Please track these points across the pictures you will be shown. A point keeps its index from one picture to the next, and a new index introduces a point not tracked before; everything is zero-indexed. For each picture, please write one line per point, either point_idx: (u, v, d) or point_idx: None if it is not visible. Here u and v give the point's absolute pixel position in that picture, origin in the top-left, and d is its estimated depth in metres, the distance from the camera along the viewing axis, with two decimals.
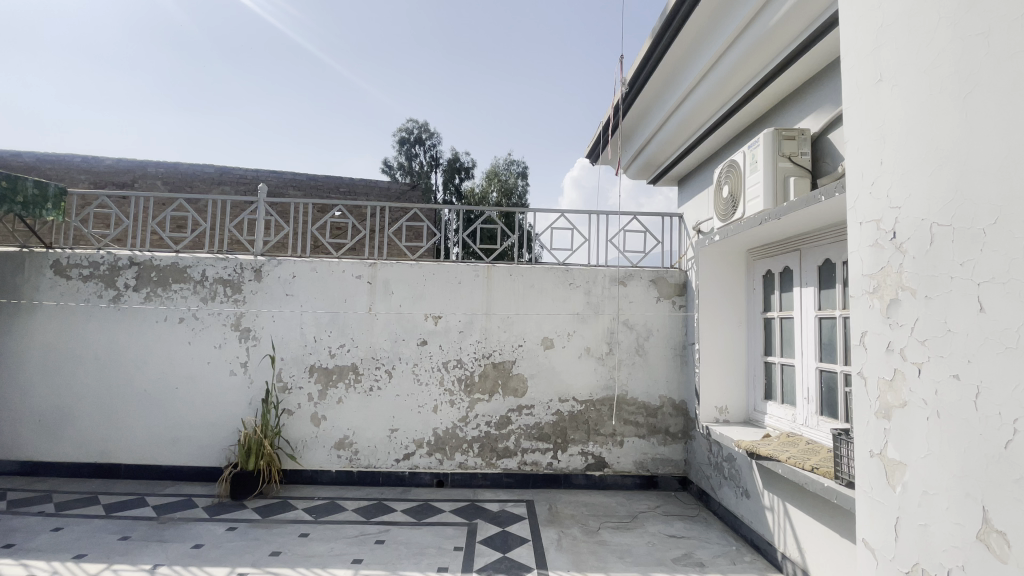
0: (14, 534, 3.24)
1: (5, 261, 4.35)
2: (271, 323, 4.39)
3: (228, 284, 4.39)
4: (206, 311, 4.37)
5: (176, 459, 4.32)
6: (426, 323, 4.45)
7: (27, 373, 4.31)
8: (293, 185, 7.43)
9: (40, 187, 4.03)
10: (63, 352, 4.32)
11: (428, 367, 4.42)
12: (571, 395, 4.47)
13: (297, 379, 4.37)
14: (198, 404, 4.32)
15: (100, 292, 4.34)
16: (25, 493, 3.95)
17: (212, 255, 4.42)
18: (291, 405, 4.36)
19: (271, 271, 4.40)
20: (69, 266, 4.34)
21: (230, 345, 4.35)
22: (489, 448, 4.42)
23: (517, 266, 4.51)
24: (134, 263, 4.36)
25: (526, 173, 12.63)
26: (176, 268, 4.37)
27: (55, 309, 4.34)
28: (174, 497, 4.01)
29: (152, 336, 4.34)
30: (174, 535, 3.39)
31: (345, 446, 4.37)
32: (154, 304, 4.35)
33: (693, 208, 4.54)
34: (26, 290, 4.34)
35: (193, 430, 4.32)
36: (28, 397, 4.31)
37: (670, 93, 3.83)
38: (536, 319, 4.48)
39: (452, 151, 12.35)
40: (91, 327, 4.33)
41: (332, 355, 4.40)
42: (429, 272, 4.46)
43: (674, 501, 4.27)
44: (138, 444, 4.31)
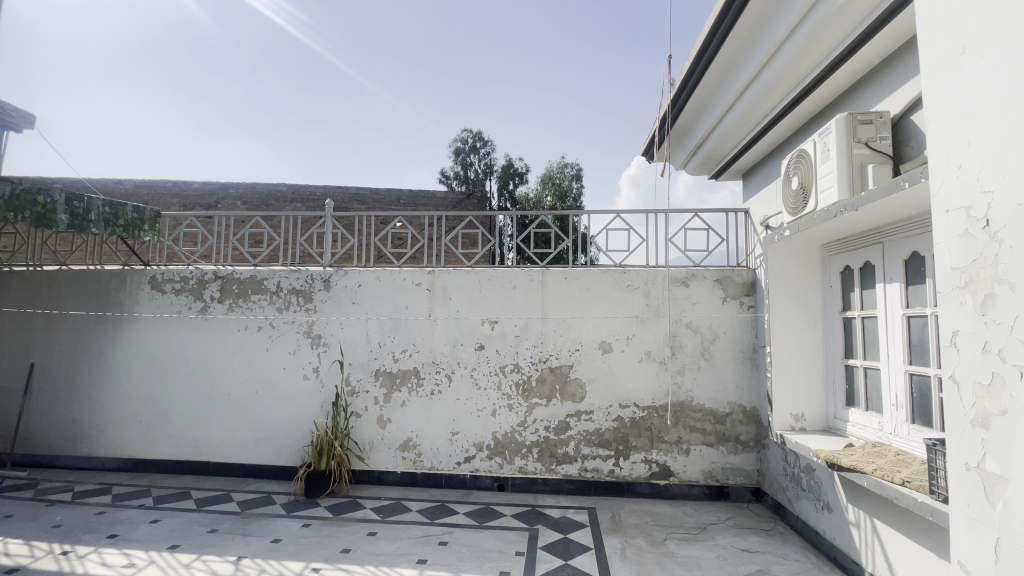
0: (119, 525, 3.62)
1: (110, 278, 4.88)
2: (339, 329, 4.62)
3: (301, 294, 4.68)
4: (282, 320, 4.68)
5: (257, 457, 4.64)
6: (484, 328, 4.50)
7: (130, 377, 4.80)
8: (357, 200, 7.80)
9: (138, 211, 4.49)
10: (159, 358, 4.77)
11: (486, 371, 4.47)
12: (632, 400, 4.35)
13: (364, 383, 4.57)
14: (276, 406, 4.62)
15: (189, 304, 4.77)
16: (129, 487, 4.39)
17: (285, 267, 4.73)
18: (358, 407, 4.56)
19: (339, 281, 4.64)
20: (163, 281, 4.81)
21: (303, 351, 4.63)
22: (549, 453, 4.39)
23: (571, 269, 4.46)
24: (218, 277, 4.75)
25: (581, 175, 12.54)
26: (254, 280, 4.71)
27: (152, 319, 4.81)
28: (255, 493, 4.30)
29: (234, 344, 4.70)
30: (255, 529, 3.64)
31: (409, 448, 4.51)
32: (236, 314, 4.72)
33: (760, 202, 4.29)
34: (128, 303, 4.85)
35: (272, 431, 4.62)
36: (132, 401, 4.80)
37: (729, 85, 3.66)
38: (593, 323, 4.41)
39: (507, 157, 12.46)
40: (182, 336, 4.76)
41: (396, 359, 4.55)
42: (485, 277, 4.52)
43: (747, 513, 4.03)
44: (224, 443, 4.68)
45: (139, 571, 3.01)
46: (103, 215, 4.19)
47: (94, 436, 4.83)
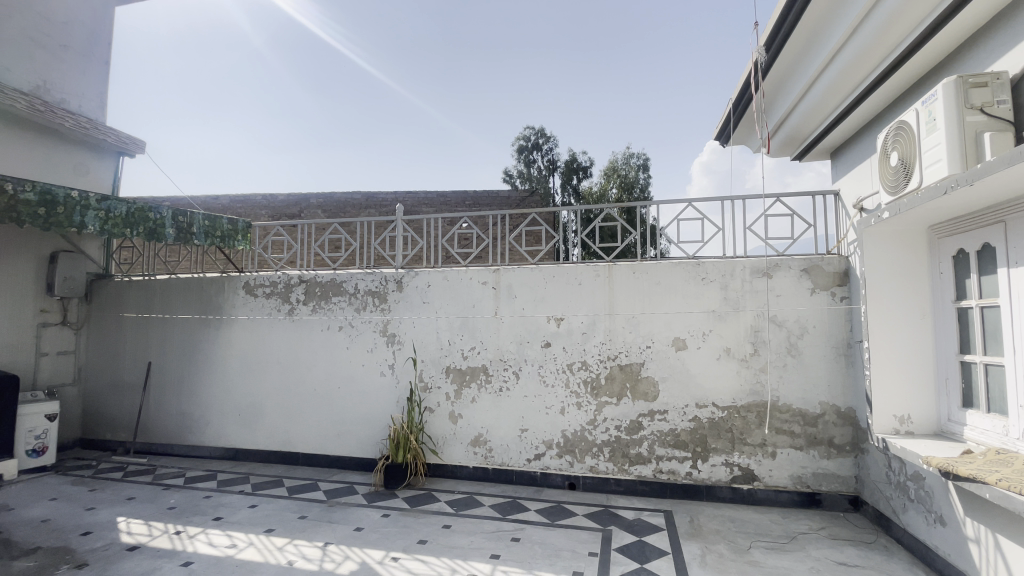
0: (223, 509, 3.99)
1: (211, 285, 5.39)
2: (411, 328, 4.79)
3: (376, 295, 4.89)
4: (359, 319, 4.92)
5: (340, 449, 4.92)
6: (550, 325, 4.46)
7: (230, 374, 5.28)
8: (424, 203, 8.04)
9: (233, 223, 4.90)
10: (254, 356, 5.20)
11: (554, 369, 4.42)
12: (710, 400, 4.11)
13: (435, 380, 4.69)
14: (357, 401, 4.87)
15: (278, 307, 5.15)
16: (230, 474, 4.82)
17: (362, 270, 4.98)
18: (431, 403, 4.69)
19: (410, 281, 4.81)
20: (255, 286, 5.23)
21: (379, 349, 4.84)
22: (621, 453, 4.26)
23: (640, 263, 4.30)
24: (302, 281, 5.09)
25: (648, 165, 12.14)
26: (334, 283, 5.00)
27: (247, 321, 5.25)
28: (339, 483, 4.56)
29: (318, 343, 5.01)
30: (339, 517, 3.86)
31: (480, 443, 4.57)
32: (319, 315, 5.03)
33: (853, 182, 3.89)
34: (226, 307, 5.33)
35: (353, 425, 4.88)
36: (232, 395, 5.27)
37: (812, 57, 3.34)
38: (665, 319, 4.22)
39: (570, 151, 12.30)
40: (273, 335, 5.15)
41: (465, 356, 4.63)
42: (550, 274, 4.47)
43: (843, 523, 3.68)
44: (310, 435, 5.01)
45: (240, 551, 3.29)
46: (203, 228, 4.61)
47: (201, 428, 5.37)
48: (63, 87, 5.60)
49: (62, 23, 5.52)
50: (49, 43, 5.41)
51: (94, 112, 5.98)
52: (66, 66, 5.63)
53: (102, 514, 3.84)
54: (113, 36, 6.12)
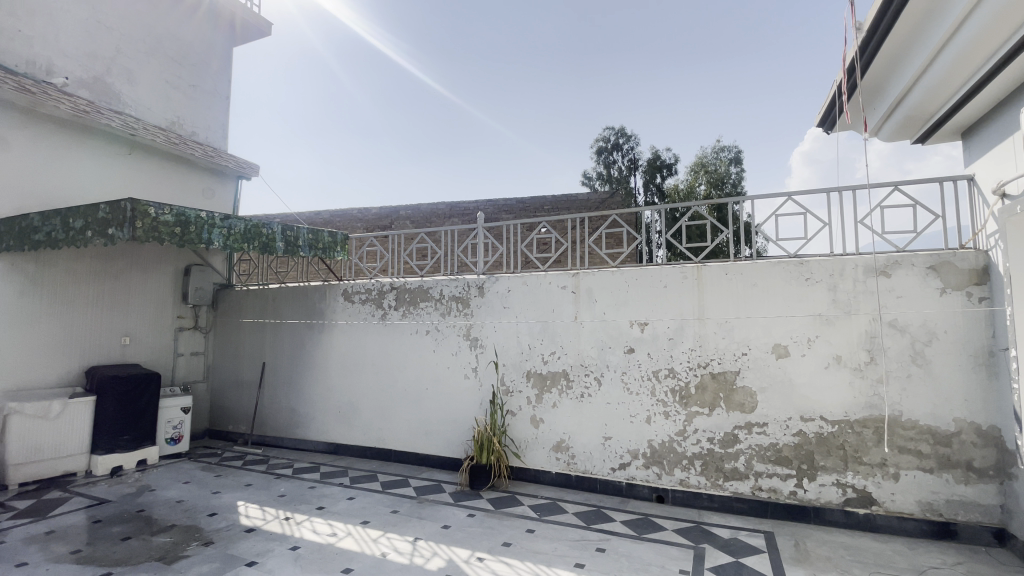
0: (325, 499, 4.33)
1: (315, 292, 5.89)
2: (493, 332, 4.87)
3: (460, 300, 5.05)
4: (444, 324, 5.11)
5: (427, 448, 5.13)
6: (633, 330, 4.32)
7: (330, 374, 5.73)
8: (504, 210, 8.20)
9: (333, 236, 5.35)
10: (351, 358, 5.60)
11: (638, 376, 4.27)
12: (818, 413, 3.73)
13: (517, 384, 4.73)
14: (443, 403, 5.05)
15: (372, 312, 5.51)
16: (331, 467, 5.22)
17: (446, 277, 5.17)
18: (513, 406, 4.74)
19: (491, 287, 4.90)
20: (352, 293, 5.64)
21: (463, 352, 4.99)
22: (714, 467, 4.00)
23: (732, 263, 4.02)
24: (393, 288, 5.40)
25: (741, 158, 11.40)
26: (421, 289, 5.25)
27: (345, 325, 5.67)
28: (428, 481, 4.75)
29: (407, 345, 5.28)
30: (428, 514, 4.01)
31: (563, 449, 4.54)
32: (408, 319, 5.30)
33: (991, 163, 3.35)
34: (327, 312, 5.79)
35: (439, 425, 5.06)
36: (332, 394, 5.71)
37: (927, 35, 2.94)
38: (763, 324, 3.91)
39: (652, 149, 11.90)
40: (367, 339, 5.52)
41: (546, 361, 4.63)
42: (633, 277, 4.33)
43: (988, 560, 3.15)
44: (400, 433, 5.28)
45: (340, 540, 3.54)
46: (308, 241, 5.09)
47: (307, 423, 5.87)
48: (193, 122, 6.45)
49: (189, 66, 6.37)
50: (179, 83, 6.27)
51: (218, 142, 6.80)
52: (195, 103, 6.47)
53: (226, 498, 4.33)
54: (230, 74, 6.94)
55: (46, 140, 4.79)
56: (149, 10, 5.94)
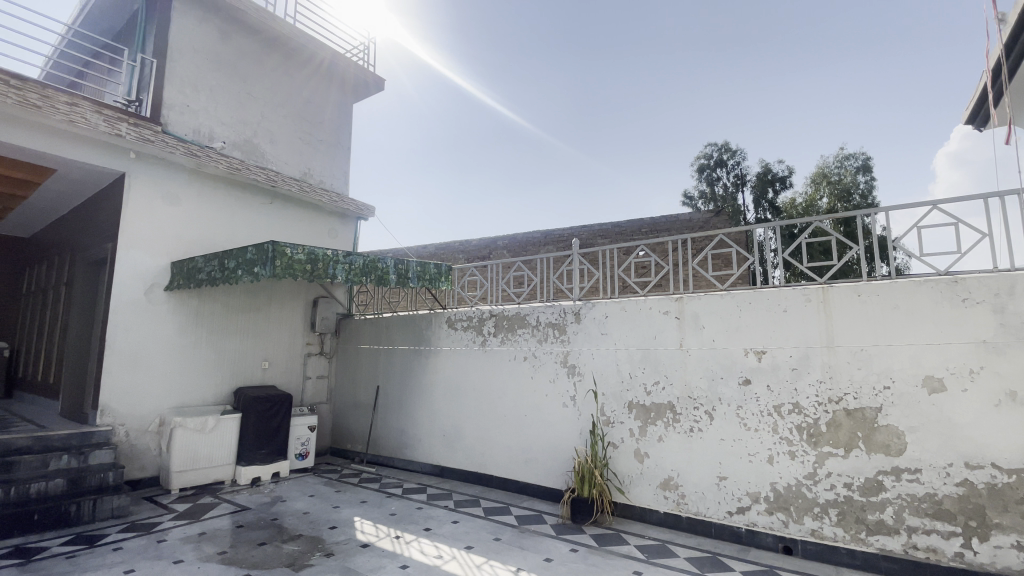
0: (432, 521, 4.47)
1: (422, 320, 6.26)
2: (591, 360, 4.78)
3: (556, 327, 5.05)
4: (542, 350, 5.12)
5: (528, 477, 5.10)
6: (748, 359, 3.98)
7: (436, 398, 5.99)
8: (600, 235, 8.14)
9: (438, 267, 5.69)
10: (454, 384, 5.82)
11: (756, 410, 3.90)
12: (990, 461, 3.11)
13: (619, 415, 4.57)
14: (543, 431, 5.01)
15: (473, 338, 5.71)
16: (437, 490, 5.40)
17: (543, 303, 5.22)
18: (615, 438, 4.57)
19: (588, 313, 4.85)
20: (455, 321, 5.91)
21: (561, 380, 4.95)
22: (854, 518, 3.48)
23: (864, 284, 3.57)
24: (492, 315, 5.56)
25: (871, 165, 10.18)
26: (518, 316, 5.34)
27: (448, 351, 5.93)
28: (530, 511, 4.71)
29: (506, 372, 5.37)
30: (529, 545, 3.97)
31: (671, 487, 4.25)
32: (506, 346, 5.40)
33: None
34: (433, 339, 6.11)
35: (539, 454, 5.03)
36: (438, 419, 5.96)
37: None
38: (909, 353, 3.39)
39: (761, 162, 11.13)
40: (469, 365, 5.71)
41: (649, 392, 4.42)
42: (744, 301, 4.02)
43: None
44: (502, 459, 5.32)
45: (445, 564, 3.62)
46: (416, 273, 5.46)
47: (415, 445, 6.16)
48: (321, 171, 7.31)
49: (317, 123, 7.29)
50: (309, 138, 7.17)
51: (341, 187, 7.62)
52: (322, 154, 7.34)
53: (344, 513, 4.66)
54: (350, 126, 7.80)
55: (210, 197, 5.76)
56: (287, 79, 6.94)
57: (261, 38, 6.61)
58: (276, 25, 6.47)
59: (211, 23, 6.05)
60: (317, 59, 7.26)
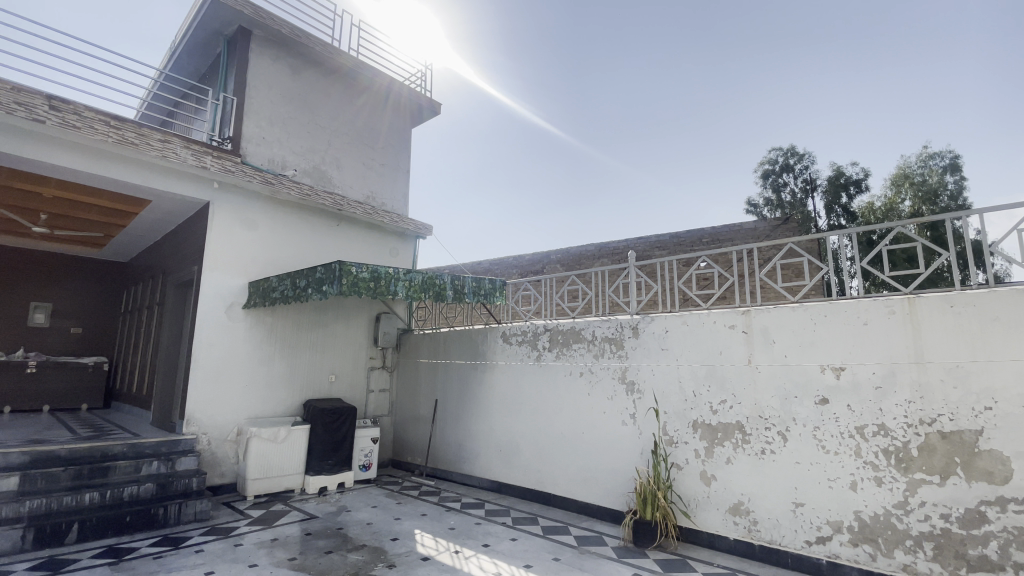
0: (490, 537, 4.46)
1: (479, 335, 6.33)
2: (652, 376, 4.63)
3: (613, 342, 4.95)
4: (599, 366, 5.03)
5: (587, 496, 4.98)
6: (824, 377, 3.71)
7: (493, 414, 6.01)
8: (657, 246, 7.95)
9: (492, 282, 5.76)
10: (510, 399, 5.82)
11: (835, 432, 3.61)
12: None
13: (682, 435, 4.38)
14: (602, 449, 4.89)
15: (528, 353, 5.70)
16: (495, 506, 5.38)
17: (599, 318, 5.14)
18: (679, 459, 4.38)
19: (647, 327, 4.72)
20: (510, 335, 5.93)
21: (620, 397, 4.82)
22: (955, 555, 3.11)
23: (958, 293, 3.24)
24: (547, 330, 5.54)
25: (961, 164, 9.35)
26: (574, 331, 5.28)
27: (505, 366, 5.95)
28: (590, 531, 4.58)
29: (562, 388, 5.31)
30: (590, 567, 3.85)
31: (742, 512, 4.00)
32: (562, 361, 5.35)
33: None
34: (489, 354, 6.15)
35: (599, 473, 4.90)
36: (495, 434, 5.96)
37: None
38: (1016, 370, 3.03)
39: (833, 166, 10.48)
40: (524, 380, 5.69)
41: (715, 411, 4.21)
42: (818, 314, 3.76)
43: None
44: (560, 477, 5.24)
45: None
46: (472, 289, 5.55)
47: (472, 459, 6.19)
48: (382, 193, 7.64)
49: (378, 147, 7.64)
50: (371, 162, 7.52)
51: (401, 207, 7.92)
52: (383, 177, 7.67)
53: (404, 525, 4.75)
54: (408, 149, 8.12)
55: (283, 221, 6.17)
56: (350, 108, 7.35)
57: (327, 71, 7.06)
58: (340, 59, 6.90)
59: (283, 60, 6.54)
60: (378, 87, 7.65)
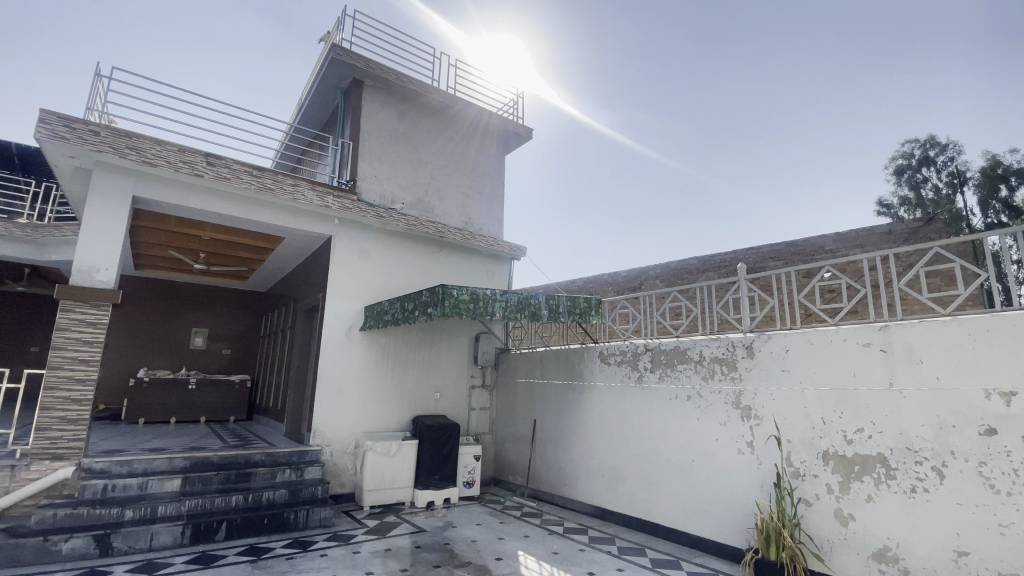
0: (594, 565, 4.32)
1: (576, 355, 6.27)
2: (771, 401, 4.25)
3: (724, 362, 4.63)
4: (708, 389, 4.73)
5: (700, 530, 4.63)
6: (990, 403, 3.13)
7: (594, 436, 5.87)
8: (770, 257, 7.37)
9: (588, 301, 5.69)
10: (611, 422, 5.66)
11: (1010, 470, 3.02)
12: None
13: (811, 467, 3.94)
14: (716, 479, 4.55)
15: (629, 374, 5.53)
16: (599, 533, 5.22)
17: (706, 336, 4.86)
18: (808, 494, 3.95)
19: (763, 347, 4.36)
20: (609, 355, 5.81)
21: (734, 424, 4.47)
22: None
23: None
24: (648, 349, 5.35)
25: None
26: (679, 350, 5.04)
27: (604, 388, 5.82)
28: (704, 568, 4.24)
29: (668, 411, 5.06)
30: None
31: (888, 560, 3.47)
32: (666, 383, 5.11)
33: None
34: (588, 375, 6.06)
35: (713, 505, 4.55)
36: (596, 457, 5.82)
37: None
38: None
39: (987, 155, 9.03)
40: (626, 402, 5.52)
41: (850, 441, 3.74)
42: (976, 329, 3.21)
43: None
44: (668, 507, 4.95)
45: None
46: (567, 308, 5.54)
47: (574, 482, 6.08)
48: (478, 218, 7.96)
49: (474, 176, 8.02)
50: (469, 191, 7.90)
51: (496, 231, 8.18)
52: (479, 204, 8.01)
53: (508, 545, 4.77)
54: (502, 175, 8.42)
55: (392, 250, 6.68)
56: (449, 141, 7.83)
57: (427, 109, 7.61)
58: (439, 97, 7.41)
59: (390, 104, 7.18)
60: (475, 121, 8.09)
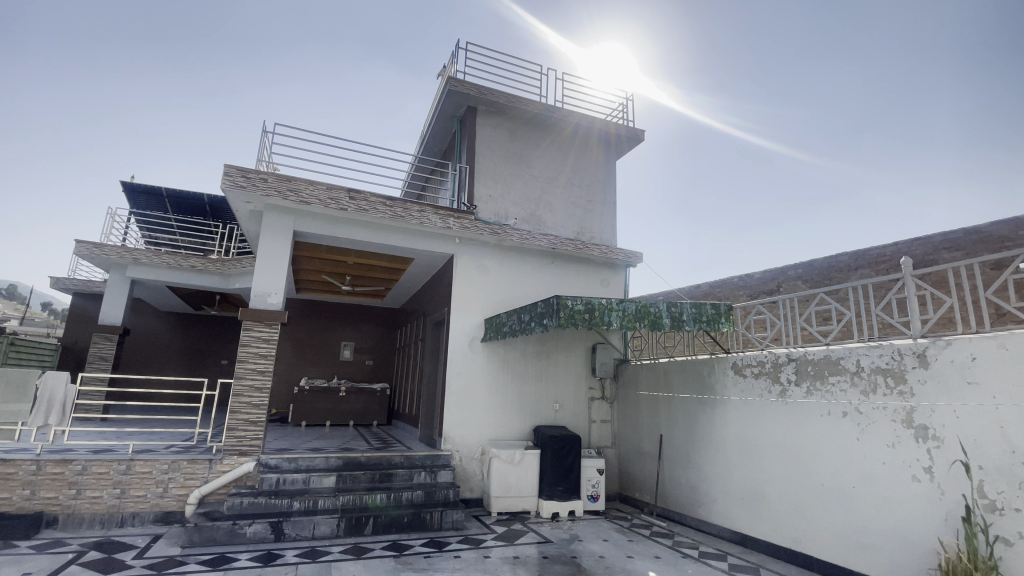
0: None
1: (706, 365, 5.96)
2: (954, 420, 3.62)
3: (889, 374, 4.08)
4: (870, 405, 4.20)
5: (864, 566, 4.09)
6: None
7: (729, 453, 5.51)
8: (944, 248, 6.31)
9: (715, 307, 5.37)
10: (750, 438, 5.26)
11: None
12: None
13: (1012, 500, 3.28)
14: (884, 509, 4.00)
15: (769, 387, 5.13)
16: (740, 560, 4.85)
17: (864, 343, 4.33)
18: (1009, 533, 3.28)
19: (939, 355, 3.75)
20: (743, 366, 5.45)
21: (906, 445, 3.90)
22: None
23: None
24: (791, 359, 4.94)
25: None
26: (831, 360, 4.56)
27: (740, 401, 5.45)
28: None
29: (819, 429, 4.58)
30: None
31: None
32: (816, 397, 4.65)
33: None
34: (720, 387, 5.72)
35: (880, 539, 3.99)
36: (733, 476, 5.44)
37: None
38: None
39: None
40: (767, 417, 5.11)
41: None
42: None
43: None
44: (822, 537, 4.44)
45: None
46: (692, 315, 5.30)
47: (708, 503, 5.73)
48: (593, 228, 8.00)
49: (587, 187, 8.11)
50: (582, 202, 8.01)
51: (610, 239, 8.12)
52: (592, 214, 8.05)
53: (637, 565, 4.67)
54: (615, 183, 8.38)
55: (510, 265, 7.01)
56: (561, 156, 8.03)
57: (540, 128, 7.91)
58: (549, 113, 7.64)
59: (505, 127, 7.61)
60: (587, 132, 8.18)
